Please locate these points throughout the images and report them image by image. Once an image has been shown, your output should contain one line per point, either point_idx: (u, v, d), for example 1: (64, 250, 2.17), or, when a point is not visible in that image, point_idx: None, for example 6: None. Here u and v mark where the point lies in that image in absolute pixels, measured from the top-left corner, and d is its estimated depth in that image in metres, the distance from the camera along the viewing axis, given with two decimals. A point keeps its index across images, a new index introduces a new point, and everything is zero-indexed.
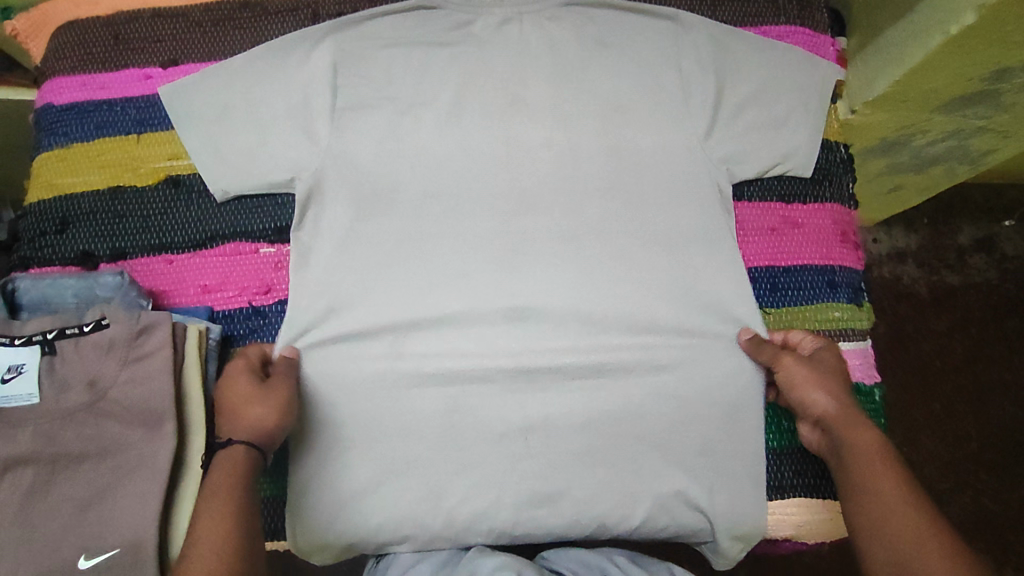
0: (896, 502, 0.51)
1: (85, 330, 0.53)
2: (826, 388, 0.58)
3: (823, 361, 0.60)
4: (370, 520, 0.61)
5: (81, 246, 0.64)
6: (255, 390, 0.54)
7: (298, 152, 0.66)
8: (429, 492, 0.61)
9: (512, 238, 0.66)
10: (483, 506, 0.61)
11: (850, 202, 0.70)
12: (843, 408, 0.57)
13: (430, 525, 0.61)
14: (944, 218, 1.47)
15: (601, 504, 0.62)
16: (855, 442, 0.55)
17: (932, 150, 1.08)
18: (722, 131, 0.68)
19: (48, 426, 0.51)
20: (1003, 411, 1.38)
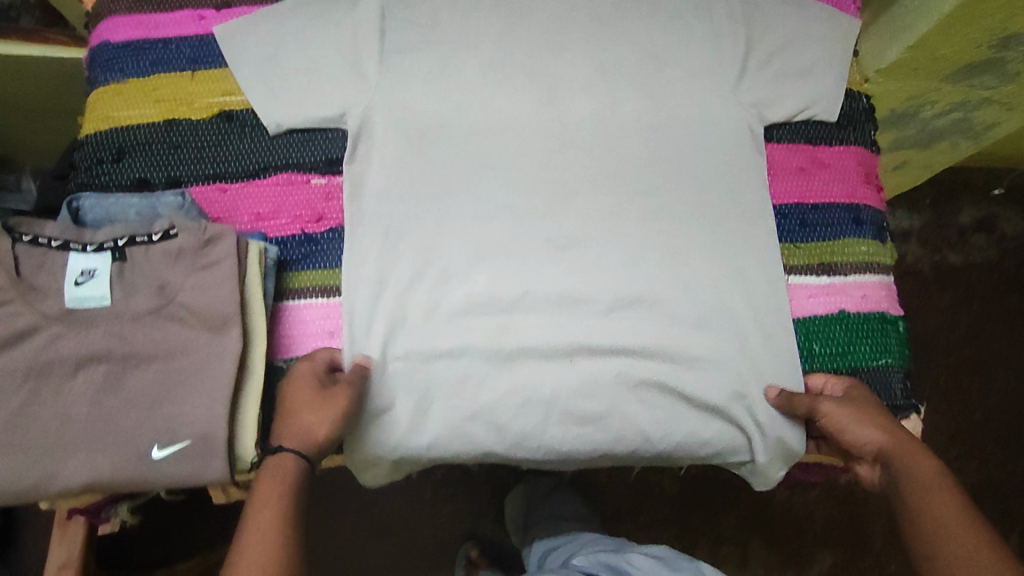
0: (958, 524, 0.52)
1: (154, 239, 0.55)
2: (874, 425, 0.59)
3: (860, 398, 0.61)
4: (414, 442, 0.63)
5: (136, 174, 0.66)
6: (311, 399, 0.57)
7: (348, 87, 0.68)
8: (470, 414, 0.63)
9: (555, 174, 0.69)
10: (529, 425, 0.64)
11: (872, 147, 0.73)
12: (894, 439, 0.58)
13: (476, 444, 0.64)
14: (945, 199, 1.51)
15: (643, 425, 0.64)
16: (913, 470, 0.56)
17: (940, 124, 1.13)
18: (753, 77, 0.71)
19: (120, 326, 0.53)
20: (1002, 384, 1.43)
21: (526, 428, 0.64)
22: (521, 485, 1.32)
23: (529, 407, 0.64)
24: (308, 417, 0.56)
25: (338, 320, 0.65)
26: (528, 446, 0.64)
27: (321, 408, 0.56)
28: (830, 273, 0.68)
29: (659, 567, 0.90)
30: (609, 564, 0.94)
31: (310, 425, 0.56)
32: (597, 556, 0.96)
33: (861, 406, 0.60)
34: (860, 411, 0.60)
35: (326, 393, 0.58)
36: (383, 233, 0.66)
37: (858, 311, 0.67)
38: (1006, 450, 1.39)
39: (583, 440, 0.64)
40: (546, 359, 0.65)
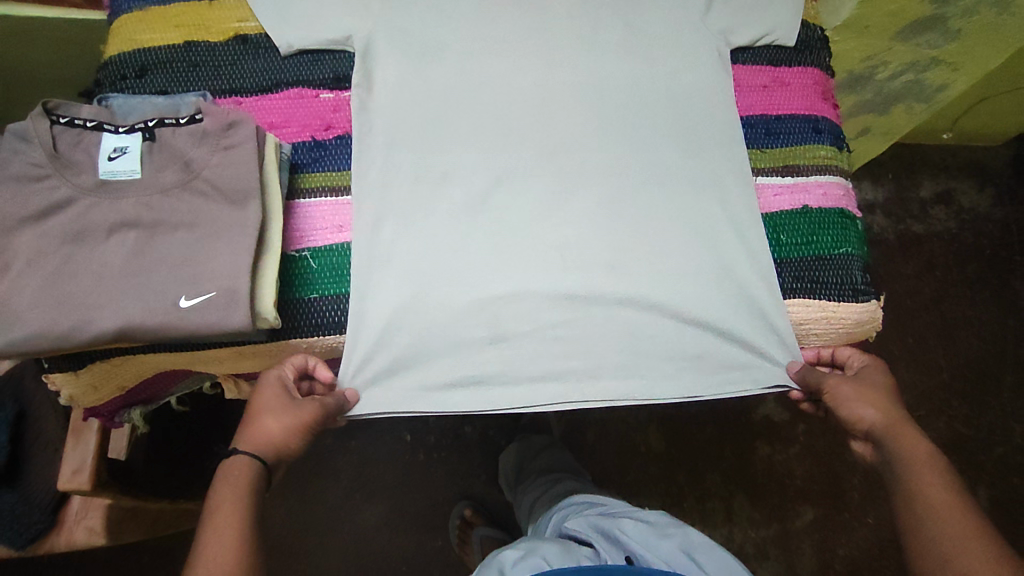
0: (944, 503, 0.58)
1: (181, 123, 0.60)
2: (875, 405, 0.65)
3: (868, 378, 0.68)
4: (413, 319, 0.68)
5: (158, 88, 0.72)
6: (272, 406, 0.62)
7: (353, 15, 0.75)
8: (469, 310, 0.69)
9: (538, 94, 0.75)
10: (522, 311, 0.69)
11: (827, 70, 0.81)
12: (892, 419, 0.64)
13: (475, 336, 0.69)
14: (906, 173, 1.60)
15: (624, 311, 0.70)
16: (907, 448, 0.62)
17: (894, 85, 1.22)
18: (719, 10, 0.79)
19: (149, 197, 0.57)
20: (968, 345, 1.49)
21: (525, 315, 0.69)
22: (515, 443, 1.26)
23: (520, 294, 0.69)
24: (266, 422, 0.61)
25: (346, 216, 0.70)
26: (524, 332, 0.69)
27: (280, 417, 0.62)
28: (793, 175, 0.75)
29: (648, 535, 0.81)
30: (597, 527, 0.86)
31: (267, 432, 0.61)
32: (590, 520, 0.88)
33: (864, 387, 0.67)
34: (863, 392, 0.66)
35: (291, 402, 0.63)
36: (385, 141, 0.72)
37: (819, 207, 0.74)
38: (974, 406, 1.45)
39: (573, 328, 0.70)
40: (538, 256, 0.70)
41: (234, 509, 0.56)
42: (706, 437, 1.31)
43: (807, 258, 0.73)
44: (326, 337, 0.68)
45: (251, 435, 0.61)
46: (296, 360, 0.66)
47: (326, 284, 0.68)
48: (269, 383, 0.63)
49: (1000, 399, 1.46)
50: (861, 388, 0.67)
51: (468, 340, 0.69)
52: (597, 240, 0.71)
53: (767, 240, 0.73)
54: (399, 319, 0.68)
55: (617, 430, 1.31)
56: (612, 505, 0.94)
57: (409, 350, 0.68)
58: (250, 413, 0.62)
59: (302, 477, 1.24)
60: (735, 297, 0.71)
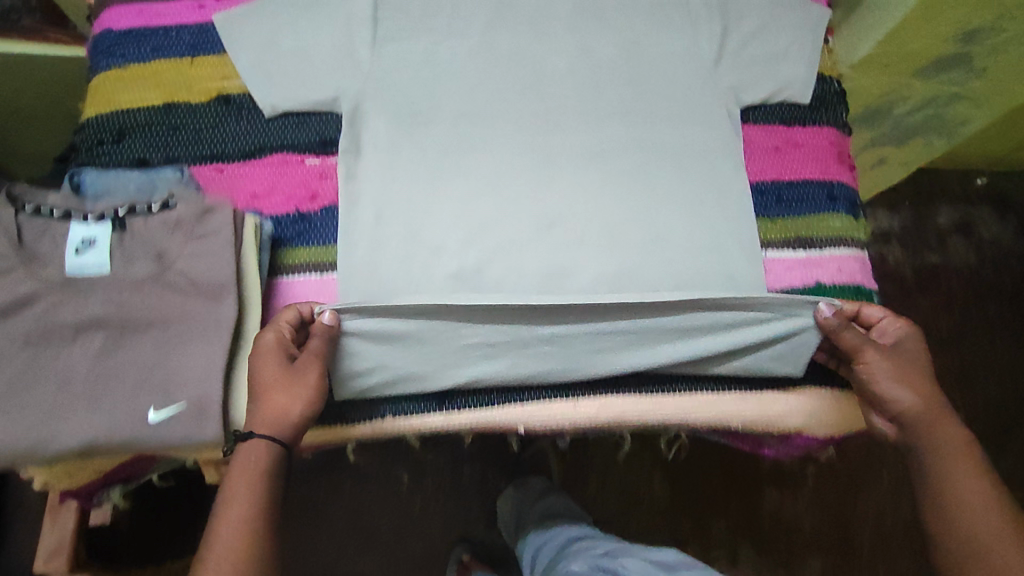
0: (969, 489, 0.57)
1: (153, 210, 0.56)
2: (908, 388, 0.61)
3: (904, 356, 0.63)
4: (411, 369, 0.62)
5: (135, 155, 0.68)
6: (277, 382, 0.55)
7: (342, 75, 0.71)
8: (472, 319, 0.62)
9: (534, 158, 0.71)
10: (525, 318, 0.62)
11: (845, 128, 0.76)
12: (926, 403, 0.61)
13: (477, 343, 0.62)
14: (923, 201, 1.54)
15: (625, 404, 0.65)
16: (934, 435, 0.60)
17: (912, 120, 1.17)
18: (729, 63, 0.74)
19: (117, 295, 0.54)
20: (981, 382, 1.44)
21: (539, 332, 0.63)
22: (513, 487, 1.23)
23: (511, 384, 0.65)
24: (273, 398, 0.54)
25: (330, 295, 0.66)
26: (531, 342, 0.62)
27: (293, 393, 0.55)
28: (806, 247, 0.71)
29: None
30: (602, 568, 0.91)
31: (282, 410, 0.54)
32: (592, 559, 0.93)
33: (901, 364, 0.62)
34: (900, 371, 0.62)
35: (297, 373, 0.56)
36: (373, 215, 0.68)
37: (833, 283, 0.70)
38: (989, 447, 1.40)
39: (585, 357, 0.64)
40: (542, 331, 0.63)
41: (244, 504, 0.51)
42: (712, 482, 1.27)
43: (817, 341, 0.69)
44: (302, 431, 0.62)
45: (257, 414, 0.53)
46: (282, 314, 0.58)
47: None
48: (259, 346, 0.55)
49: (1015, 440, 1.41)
50: (897, 365, 0.62)
51: (470, 352, 0.62)
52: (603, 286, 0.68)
53: None
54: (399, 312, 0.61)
55: (620, 474, 1.27)
56: (608, 543, 0.98)
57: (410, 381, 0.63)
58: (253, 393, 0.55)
59: (295, 526, 1.20)
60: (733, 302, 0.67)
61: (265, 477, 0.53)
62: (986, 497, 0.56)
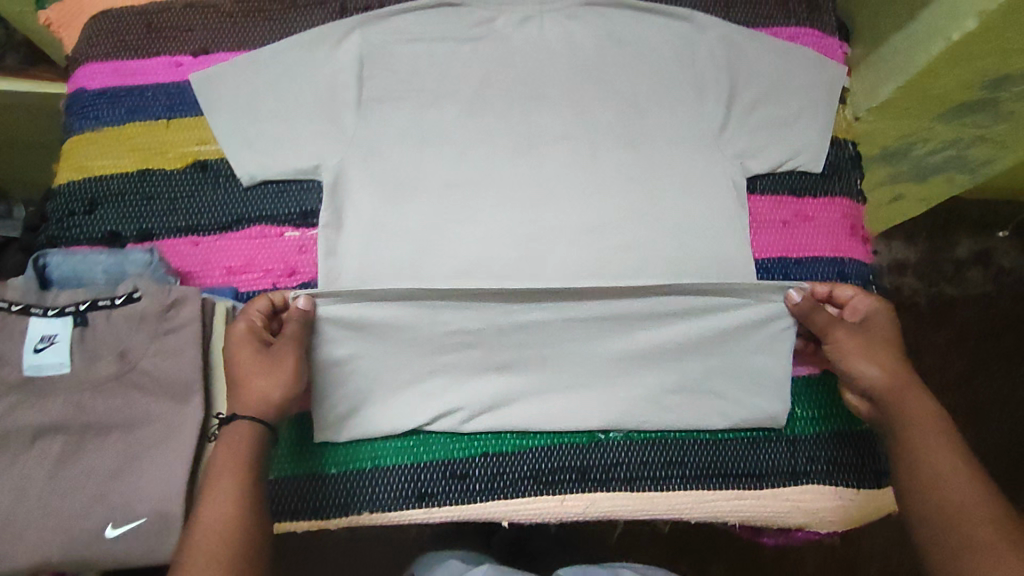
0: (948, 467, 0.51)
1: (117, 303, 0.53)
2: (877, 363, 0.58)
3: (875, 332, 0.60)
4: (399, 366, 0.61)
5: (109, 227, 0.65)
6: (255, 367, 0.54)
7: (324, 141, 0.67)
8: (448, 302, 0.60)
9: (521, 231, 0.68)
10: (502, 304, 0.61)
11: (859, 197, 0.72)
12: (894, 380, 0.57)
13: (456, 331, 0.61)
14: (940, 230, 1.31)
15: (616, 502, 0.61)
16: (904, 412, 0.56)
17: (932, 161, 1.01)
18: (734, 129, 0.70)
19: (78, 395, 0.51)
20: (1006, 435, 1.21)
21: (520, 320, 0.61)
22: None
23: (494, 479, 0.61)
24: (254, 383, 0.53)
25: None
26: (510, 330, 0.61)
27: (275, 377, 0.54)
28: None
29: None
30: None
31: (263, 393, 0.53)
32: None
33: (872, 341, 0.59)
34: (870, 347, 0.59)
35: (273, 357, 0.54)
36: (358, 270, 0.65)
37: None
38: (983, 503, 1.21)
39: (567, 347, 0.62)
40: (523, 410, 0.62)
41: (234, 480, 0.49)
42: None
43: (824, 435, 0.63)
44: (292, 522, 0.60)
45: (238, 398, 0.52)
46: (254, 299, 0.57)
47: (284, 462, 0.61)
48: (232, 333, 0.54)
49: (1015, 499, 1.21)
50: (866, 340, 0.59)
51: (449, 342, 0.61)
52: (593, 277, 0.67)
53: None
54: (377, 298, 0.59)
55: None
56: None
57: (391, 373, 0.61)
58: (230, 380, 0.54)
59: None
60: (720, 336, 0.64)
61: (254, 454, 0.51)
62: (968, 477, 0.50)
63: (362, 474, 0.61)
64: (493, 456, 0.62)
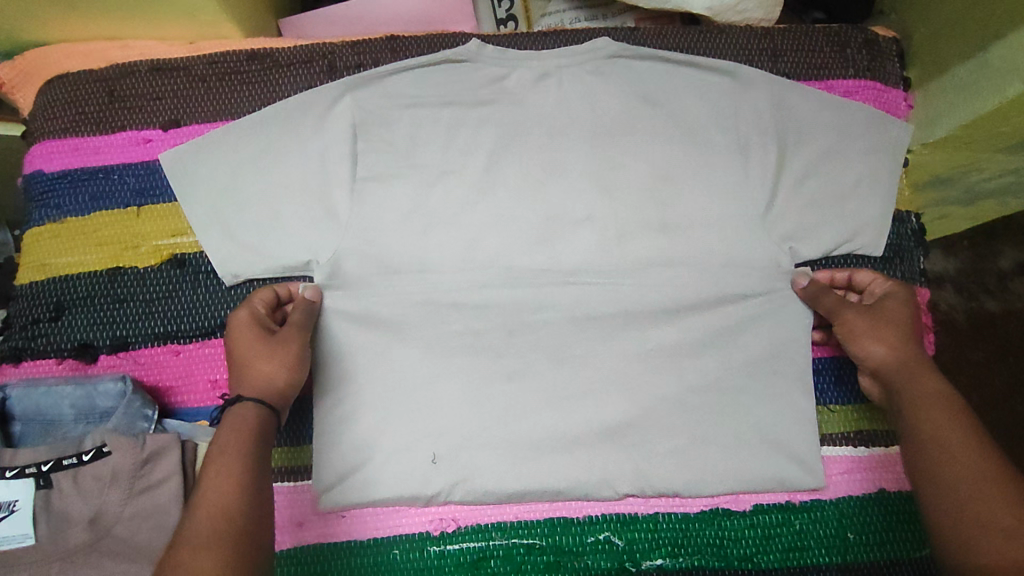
0: (955, 444, 0.48)
1: (84, 460, 0.47)
2: (885, 341, 0.55)
3: (887, 311, 0.57)
4: (411, 351, 0.59)
5: (78, 336, 0.58)
6: (260, 348, 0.52)
7: (316, 231, 0.59)
8: (454, 300, 0.60)
9: (532, 327, 0.60)
10: (512, 303, 0.60)
11: (922, 280, 0.65)
12: (903, 357, 0.54)
13: (463, 333, 0.60)
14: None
15: None
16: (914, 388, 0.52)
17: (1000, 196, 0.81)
18: (783, 205, 0.61)
19: (45, 570, 0.45)
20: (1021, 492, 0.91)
21: (533, 321, 0.60)
22: None
23: None
24: (260, 366, 0.51)
25: (308, 508, 0.57)
26: (521, 329, 0.60)
27: (279, 358, 0.52)
28: (868, 442, 0.60)
29: None
30: None
31: (268, 375, 0.51)
32: None
33: (882, 318, 0.56)
34: (879, 324, 0.56)
35: (277, 342, 0.53)
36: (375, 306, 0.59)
37: (898, 489, 0.59)
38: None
39: (583, 367, 0.59)
40: (546, 524, 0.57)
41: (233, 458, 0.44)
42: None
43: (880, 561, 0.57)
44: None
45: (244, 378, 0.50)
46: (255, 291, 0.56)
47: None
48: (235, 320, 0.53)
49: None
50: (877, 317, 0.56)
51: (457, 344, 0.59)
52: (634, 271, 0.61)
53: (832, 541, 0.57)
54: (394, 285, 0.59)
55: None
56: None
57: (408, 353, 0.59)
58: (234, 364, 0.51)
59: None
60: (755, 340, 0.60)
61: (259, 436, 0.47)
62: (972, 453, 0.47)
63: None
64: None
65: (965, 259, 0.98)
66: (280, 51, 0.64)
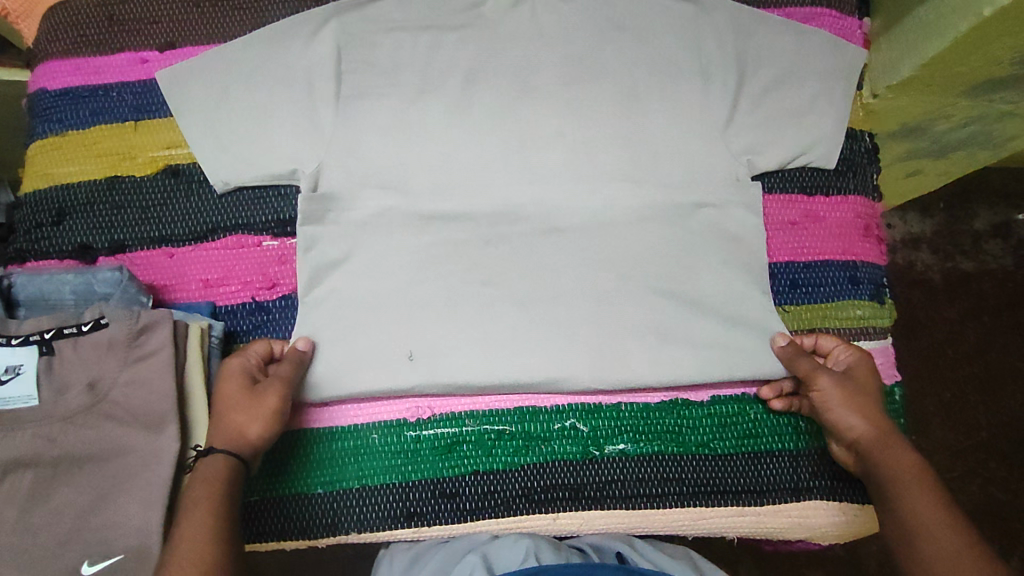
0: (931, 514, 0.51)
1: (84, 330, 0.51)
2: (861, 414, 0.56)
3: (860, 382, 0.58)
4: (391, 256, 0.62)
5: (79, 239, 0.62)
6: (240, 400, 0.53)
7: (301, 143, 0.62)
8: (434, 217, 0.63)
9: (505, 228, 0.64)
10: (486, 216, 0.64)
11: (873, 194, 0.68)
12: (877, 431, 0.56)
13: (442, 244, 0.63)
14: (1002, 198, 1.02)
15: (606, 520, 0.59)
16: (892, 467, 0.54)
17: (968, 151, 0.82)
18: (741, 121, 0.65)
19: (48, 429, 0.49)
20: (985, 439, 0.94)
21: (506, 234, 0.64)
22: None
23: (481, 498, 0.59)
24: (235, 419, 0.52)
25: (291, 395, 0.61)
26: (493, 240, 0.63)
27: (254, 411, 0.52)
28: None
29: None
30: None
31: (240, 429, 0.52)
32: None
33: (859, 391, 0.57)
34: (857, 396, 0.57)
35: (257, 394, 0.53)
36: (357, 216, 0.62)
37: None
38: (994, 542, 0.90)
39: (551, 271, 0.63)
40: (516, 412, 0.61)
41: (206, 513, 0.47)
42: None
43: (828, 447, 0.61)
44: (290, 542, 0.59)
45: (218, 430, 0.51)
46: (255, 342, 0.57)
47: (270, 482, 0.59)
48: (224, 370, 0.54)
49: (1000, 532, 0.91)
50: (852, 387, 0.58)
51: (434, 255, 0.63)
52: (601, 184, 0.65)
53: (784, 430, 0.61)
54: (375, 195, 0.63)
55: None
56: None
57: (385, 247, 0.62)
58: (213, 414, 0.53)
59: None
60: (713, 246, 0.64)
61: (229, 492, 0.50)
62: (943, 521, 0.50)
63: (349, 494, 0.59)
64: (483, 475, 0.60)
65: (940, 220, 1.01)
66: None
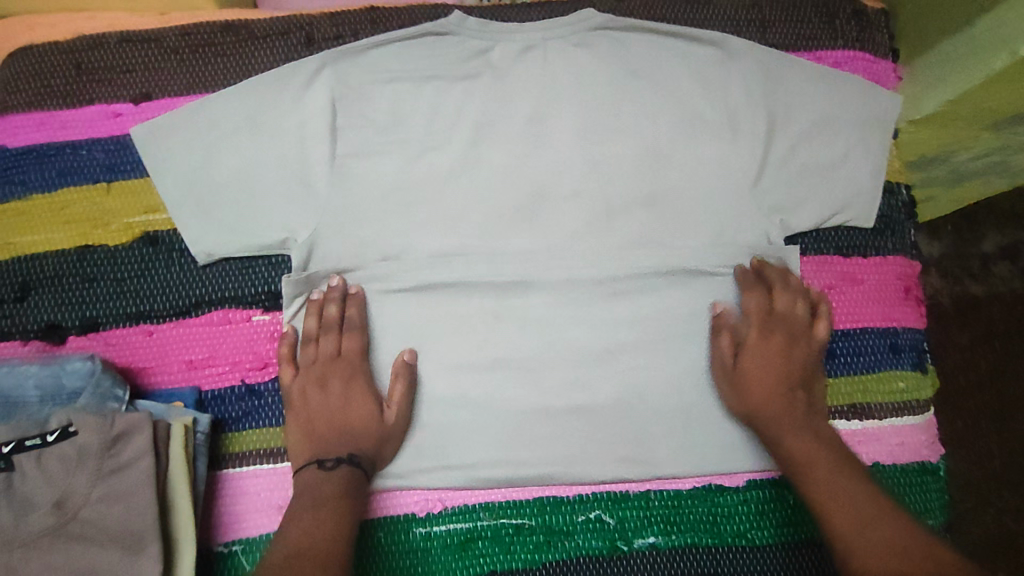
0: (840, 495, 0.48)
1: (48, 440, 0.45)
2: (761, 385, 0.56)
3: (764, 346, 0.57)
4: (401, 333, 0.58)
5: (46, 317, 0.56)
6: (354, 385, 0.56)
7: (292, 208, 0.56)
8: (443, 290, 0.58)
9: (516, 296, 0.58)
10: (494, 285, 0.58)
11: (912, 253, 0.64)
12: (769, 402, 0.55)
13: (449, 317, 0.58)
14: None
15: None
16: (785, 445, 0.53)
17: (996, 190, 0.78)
18: (772, 176, 0.59)
19: (7, 556, 0.43)
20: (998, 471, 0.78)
21: (520, 305, 0.58)
22: None
23: None
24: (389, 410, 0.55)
25: (287, 492, 0.55)
26: (507, 313, 0.58)
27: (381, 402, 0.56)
28: (862, 415, 0.60)
29: None
30: None
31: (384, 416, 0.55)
32: None
33: (767, 357, 0.57)
34: (766, 362, 0.56)
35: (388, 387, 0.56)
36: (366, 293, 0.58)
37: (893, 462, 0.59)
38: None
39: (569, 344, 0.58)
40: (535, 504, 0.57)
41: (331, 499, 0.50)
42: None
43: None
44: None
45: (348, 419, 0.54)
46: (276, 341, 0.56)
47: None
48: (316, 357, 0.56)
49: None
50: (766, 358, 0.56)
51: (443, 331, 0.58)
52: (624, 249, 0.59)
53: None
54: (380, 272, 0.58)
55: None
56: None
57: (401, 323, 0.58)
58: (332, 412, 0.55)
59: None
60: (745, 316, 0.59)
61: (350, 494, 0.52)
62: (860, 495, 0.47)
63: None
64: None
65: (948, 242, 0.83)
66: (256, 23, 0.62)
